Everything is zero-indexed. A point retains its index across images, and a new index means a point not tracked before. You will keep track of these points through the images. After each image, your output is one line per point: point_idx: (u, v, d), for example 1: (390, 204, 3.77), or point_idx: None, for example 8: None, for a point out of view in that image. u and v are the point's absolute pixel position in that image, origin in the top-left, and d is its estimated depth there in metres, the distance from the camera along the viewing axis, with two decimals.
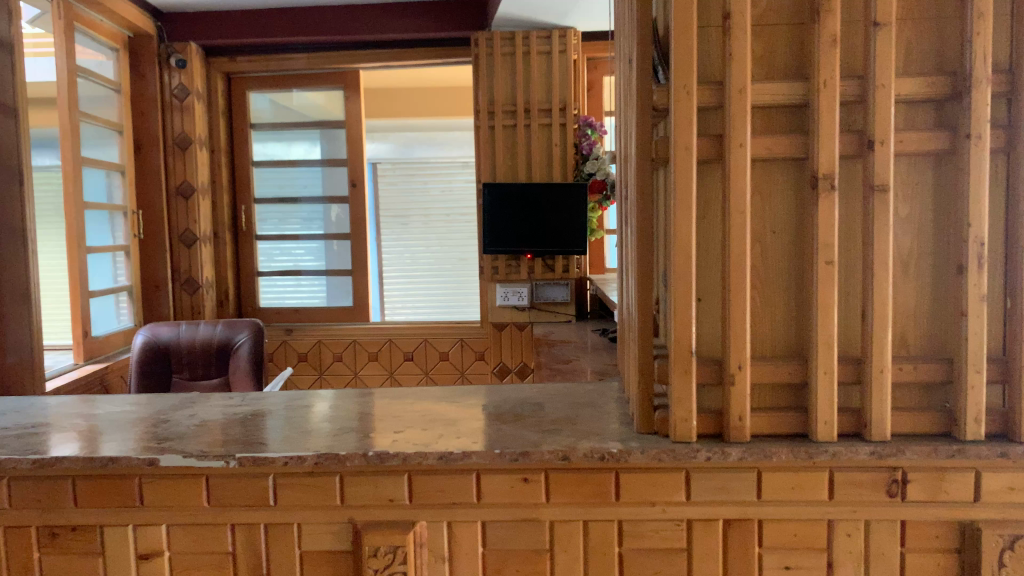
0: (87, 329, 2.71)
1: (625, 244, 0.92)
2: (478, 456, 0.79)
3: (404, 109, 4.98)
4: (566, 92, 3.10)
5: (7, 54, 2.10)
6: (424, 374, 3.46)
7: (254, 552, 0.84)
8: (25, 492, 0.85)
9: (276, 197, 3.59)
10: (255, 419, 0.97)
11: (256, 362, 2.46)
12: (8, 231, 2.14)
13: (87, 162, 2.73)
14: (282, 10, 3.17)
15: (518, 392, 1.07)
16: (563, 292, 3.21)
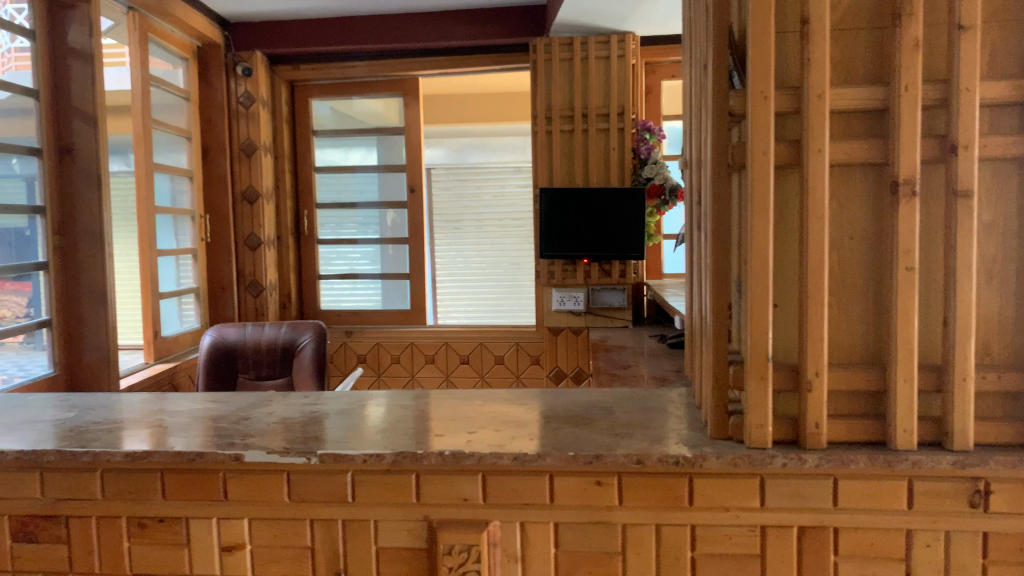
0: (157, 329, 2.80)
1: (698, 250, 0.93)
2: (552, 458, 0.80)
3: (459, 115, 5.01)
4: (625, 97, 3.10)
5: (89, 65, 2.21)
6: (479, 377, 3.48)
7: (332, 547, 0.87)
8: (117, 484, 0.88)
9: (336, 201, 3.66)
10: (329, 417, 1.00)
11: (319, 362, 2.52)
12: (90, 236, 2.24)
13: (159, 168, 2.84)
14: (345, 19, 3.24)
15: (586, 396, 1.08)
16: (620, 297, 3.17)
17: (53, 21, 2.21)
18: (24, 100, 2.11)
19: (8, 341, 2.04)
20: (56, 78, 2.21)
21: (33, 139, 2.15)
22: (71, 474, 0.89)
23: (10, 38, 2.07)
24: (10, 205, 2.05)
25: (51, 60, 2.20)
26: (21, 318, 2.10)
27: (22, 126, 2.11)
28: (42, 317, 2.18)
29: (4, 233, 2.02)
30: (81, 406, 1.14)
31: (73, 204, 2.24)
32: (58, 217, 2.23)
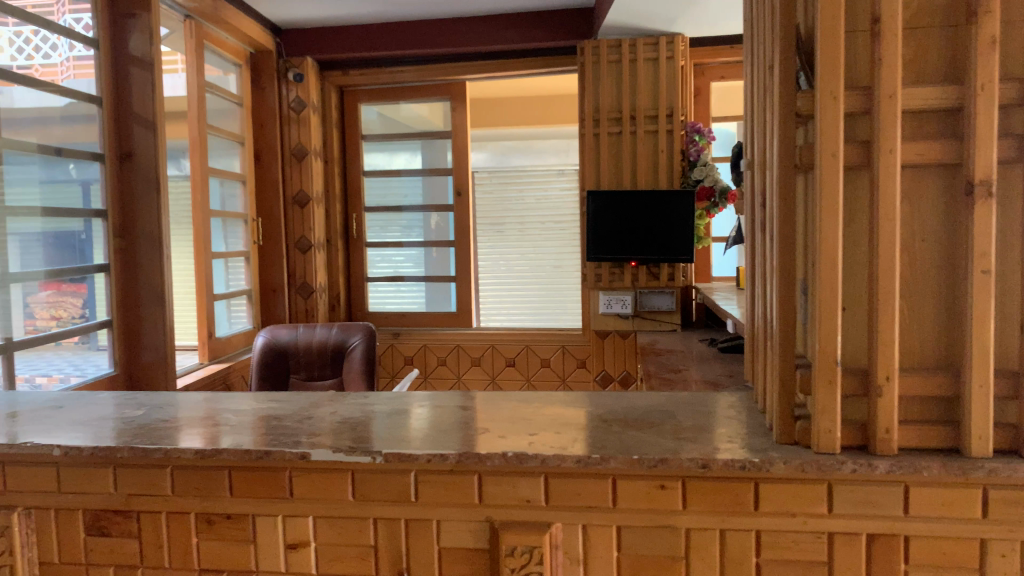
0: (211, 330, 2.86)
1: (762, 252, 0.92)
2: (616, 462, 0.80)
3: (502, 119, 5.04)
4: (674, 98, 3.08)
5: (149, 72, 2.27)
6: (525, 380, 3.49)
7: (396, 546, 0.88)
8: (186, 480, 0.91)
9: (382, 205, 3.70)
10: (390, 418, 1.02)
11: (368, 363, 2.54)
12: (149, 238, 2.29)
13: (214, 172, 2.90)
14: (394, 24, 3.27)
15: (644, 399, 1.07)
16: (668, 300, 3.14)
17: (116, 30, 2.28)
18: (83, 106, 2.17)
19: (66, 341, 2.09)
20: (117, 85, 2.28)
21: (96, 145, 2.22)
22: (142, 469, 0.91)
23: (69, 46, 2.12)
24: (67, 209, 2.09)
25: (113, 68, 2.27)
26: (76, 320, 2.13)
27: (85, 131, 2.18)
28: (98, 318, 2.22)
29: (61, 237, 2.06)
30: (147, 404, 1.17)
31: (133, 207, 2.30)
32: (120, 220, 2.29)
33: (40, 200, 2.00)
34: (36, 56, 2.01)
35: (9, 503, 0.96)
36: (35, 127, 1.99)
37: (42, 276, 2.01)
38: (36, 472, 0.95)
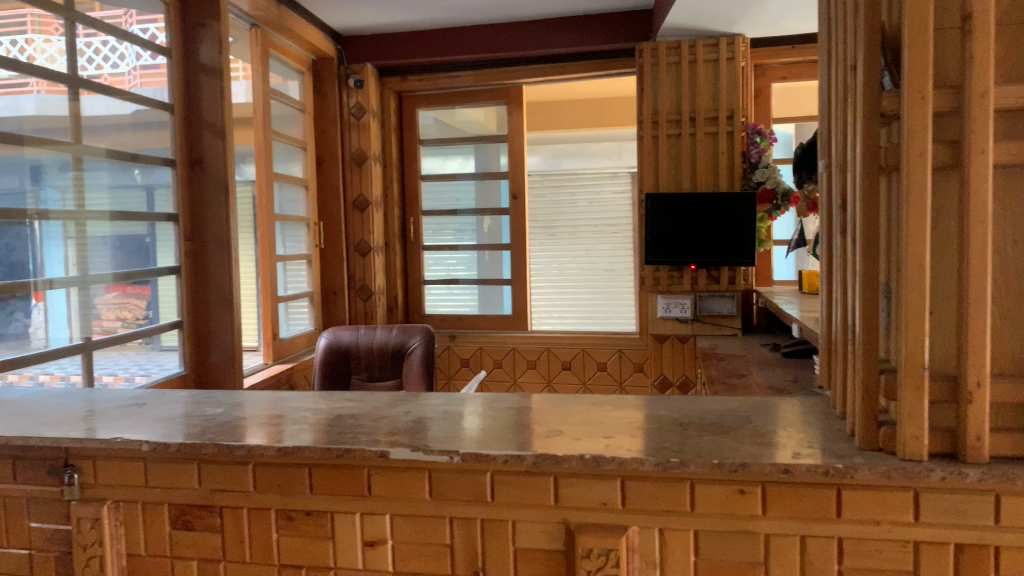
0: (276, 331, 2.93)
1: (842, 254, 0.91)
2: (696, 466, 0.80)
3: (556, 123, 5.04)
4: (734, 99, 3.05)
5: (218, 80, 2.34)
6: (582, 384, 3.48)
7: (472, 545, 0.89)
8: (269, 476, 0.93)
9: (437, 209, 3.74)
10: (461, 419, 1.03)
11: (427, 365, 2.57)
12: (218, 241, 2.35)
13: (278, 178, 2.97)
14: (452, 30, 3.31)
15: (715, 405, 1.06)
16: (729, 304, 3.12)
17: (187, 39, 2.35)
18: (151, 113, 2.22)
19: (129, 342, 2.13)
20: (188, 93, 2.35)
21: (168, 151, 2.29)
22: (226, 466, 0.94)
23: (136, 56, 2.18)
24: (132, 213, 2.13)
25: (185, 76, 2.35)
26: (142, 322, 2.17)
27: (157, 138, 2.25)
28: (162, 321, 2.25)
29: (126, 240, 2.11)
30: (225, 403, 1.20)
31: (204, 211, 2.36)
32: (190, 224, 2.36)
33: (109, 204, 2.06)
34: (105, 65, 2.07)
35: (97, 496, 1.00)
36: (104, 134, 2.05)
37: (108, 279, 2.05)
38: (124, 466, 0.98)
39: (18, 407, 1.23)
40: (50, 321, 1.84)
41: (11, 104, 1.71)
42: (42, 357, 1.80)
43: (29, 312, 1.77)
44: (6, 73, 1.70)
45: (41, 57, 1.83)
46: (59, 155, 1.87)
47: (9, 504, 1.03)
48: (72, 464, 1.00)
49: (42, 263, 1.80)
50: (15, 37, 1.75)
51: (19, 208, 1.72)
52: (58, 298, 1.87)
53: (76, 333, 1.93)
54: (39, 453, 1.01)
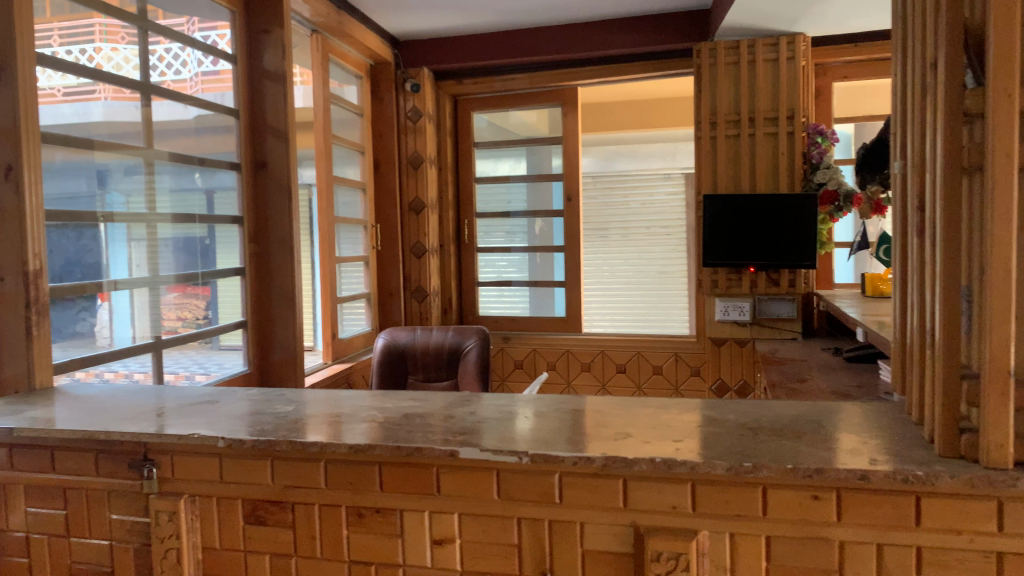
0: (335, 332, 2.98)
1: (919, 256, 0.89)
2: (769, 470, 0.79)
3: (610, 124, 5.01)
4: (795, 99, 3.00)
5: (281, 85, 2.40)
6: (637, 387, 3.46)
7: (539, 546, 0.89)
8: (340, 473, 0.95)
9: (491, 210, 3.76)
10: (527, 419, 1.04)
11: (483, 366, 2.58)
12: (281, 243, 2.41)
13: (337, 181, 3.03)
14: (508, 33, 3.32)
15: (783, 409, 1.05)
16: (789, 308, 3.06)
17: (252, 45, 2.41)
18: (213, 118, 2.27)
19: (190, 342, 2.15)
20: (253, 98, 2.42)
21: (234, 155, 2.35)
22: (298, 463, 0.96)
23: (197, 62, 2.23)
24: (192, 215, 2.17)
25: (250, 82, 2.41)
26: (202, 322, 2.20)
27: (222, 142, 2.31)
28: (220, 322, 2.28)
29: (188, 242, 2.15)
30: (295, 401, 1.23)
31: (268, 214, 2.42)
32: (254, 226, 2.42)
33: (171, 207, 2.09)
34: (168, 72, 2.12)
35: (174, 490, 1.03)
36: (168, 139, 2.10)
37: (170, 279, 2.09)
38: (200, 461, 1.02)
39: (93, 403, 1.27)
40: (114, 320, 1.86)
41: (80, 110, 1.75)
42: (108, 356, 1.83)
43: (95, 311, 1.78)
44: (75, 80, 1.74)
45: (108, 64, 1.87)
46: (123, 159, 1.91)
47: (90, 496, 1.07)
48: (151, 459, 1.03)
49: (107, 264, 1.83)
50: (84, 46, 1.78)
51: (89, 212, 1.75)
52: (122, 300, 1.89)
53: (139, 332, 1.96)
54: (119, 447, 1.05)
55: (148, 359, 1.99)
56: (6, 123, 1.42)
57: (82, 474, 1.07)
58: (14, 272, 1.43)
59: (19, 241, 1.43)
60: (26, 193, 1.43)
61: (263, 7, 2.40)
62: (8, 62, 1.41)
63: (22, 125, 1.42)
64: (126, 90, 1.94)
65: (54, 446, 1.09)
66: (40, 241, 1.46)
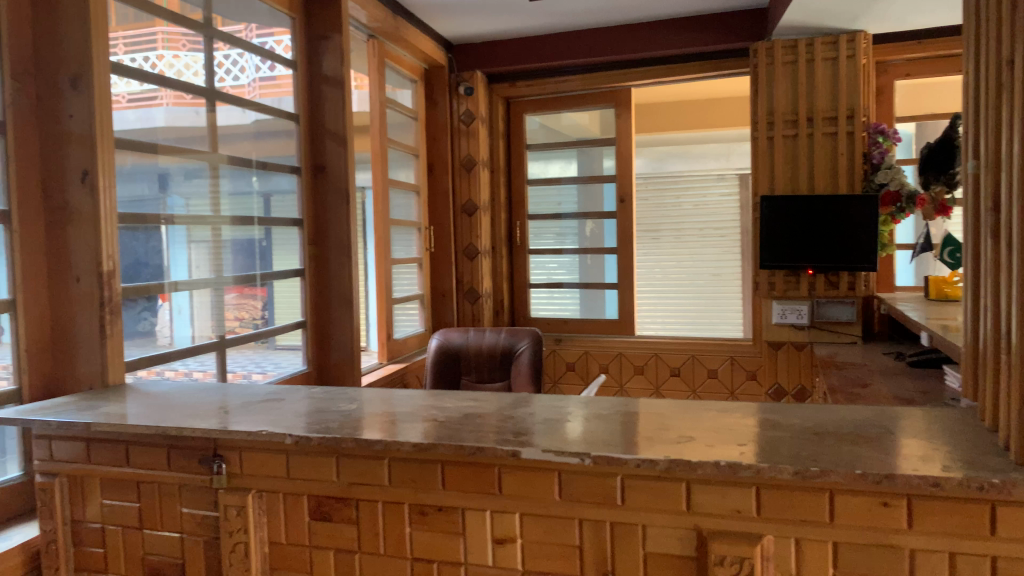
0: (390, 332, 3.02)
1: (994, 257, 0.86)
2: (838, 476, 0.78)
3: (662, 124, 4.97)
4: (855, 98, 2.94)
5: (340, 90, 2.46)
6: (691, 391, 3.43)
7: (601, 548, 0.89)
8: (403, 472, 0.97)
9: (542, 212, 3.76)
10: (586, 421, 1.04)
11: (536, 368, 2.58)
12: (339, 245, 2.47)
13: (393, 184, 3.07)
14: (562, 35, 3.33)
15: (847, 413, 1.03)
16: (848, 312, 3.01)
17: (312, 52, 2.48)
18: (273, 123, 2.33)
19: (245, 342, 2.17)
20: (313, 103, 2.48)
21: (294, 159, 2.42)
22: (363, 460, 0.98)
23: (255, 67, 2.26)
24: (250, 217, 2.21)
25: (309, 87, 2.48)
26: (259, 322, 2.24)
27: (282, 146, 2.37)
28: (277, 323, 2.32)
29: (244, 244, 2.17)
30: (357, 400, 1.26)
31: (327, 216, 2.49)
32: (313, 228, 2.49)
33: (229, 210, 2.12)
34: (227, 78, 2.14)
35: (243, 485, 1.06)
36: (231, 144, 2.14)
37: (230, 280, 2.12)
38: (267, 458, 1.04)
39: (162, 400, 1.32)
40: (174, 320, 1.89)
41: (143, 116, 1.77)
42: (167, 356, 1.85)
43: (156, 311, 1.81)
44: (138, 87, 1.76)
45: (170, 72, 1.89)
46: (185, 163, 1.95)
47: (163, 489, 1.11)
48: (220, 455, 1.07)
49: (168, 265, 1.86)
50: (146, 54, 1.80)
51: (150, 215, 1.78)
52: (181, 300, 1.91)
53: (198, 332, 1.98)
54: (190, 443, 1.08)
55: (208, 359, 2.02)
56: (81, 129, 1.48)
57: (155, 469, 1.11)
58: (89, 272, 1.49)
59: (94, 244, 1.48)
60: (101, 196, 1.48)
61: (322, 14, 2.47)
62: (84, 70, 1.47)
63: (97, 131, 1.48)
64: (188, 96, 1.96)
65: (128, 441, 1.13)
66: (113, 243, 1.52)
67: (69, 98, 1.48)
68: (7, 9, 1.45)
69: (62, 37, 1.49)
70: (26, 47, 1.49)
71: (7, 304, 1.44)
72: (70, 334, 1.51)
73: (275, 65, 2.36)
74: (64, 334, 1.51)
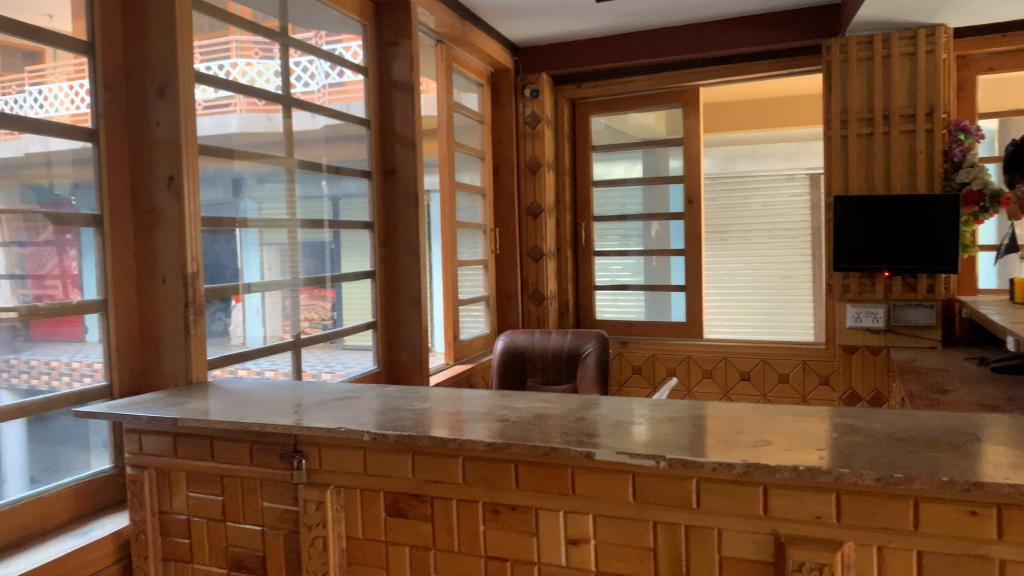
0: (456, 333, 3.05)
1: None
2: (924, 483, 0.76)
3: (731, 123, 4.90)
4: (935, 94, 2.84)
5: (409, 95, 2.51)
6: (761, 396, 3.37)
7: (675, 551, 0.89)
8: (477, 470, 0.98)
9: (608, 214, 3.75)
10: (657, 424, 1.04)
11: (602, 369, 2.57)
12: (408, 247, 2.52)
13: (459, 187, 3.11)
14: (628, 36, 3.31)
15: (929, 419, 1.00)
16: (928, 315, 2.92)
17: (382, 58, 2.54)
18: (343, 128, 2.38)
19: (314, 343, 2.22)
20: (383, 109, 2.54)
21: (365, 163, 2.48)
22: (438, 458, 1.00)
23: (325, 74, 2.31)
24: (320, 220, 2.26)
25: (380, 93, 2.54)
26: (327, 323, 2.28)
27: (354, 150, 2.43)
28: (345, 324, 2.37)
29: (314, 247, 2.22)
30: (430, 399, 1.28)
31: (396, 219, 2.54)
32: (383, 231, 2.55)
33: (301, 213, 2.17)
34: (298, 84, 2.19)
35: (321, 481, 1.09)
36: (305, 148, 2.20)
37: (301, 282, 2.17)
38: (346, 454, 1.07)
39: (242, 397, 1.37)
40: (246, 320, 1.93)
41: (218, 123, 1.82)
42: (241, 355, 1.90)
43: (229, 312, 1.86)
44: (214, 94, 1.82)
45: (244, 79, 1.94)
46: (258, 168, 2.00)
47: (245, 483, 1.15)
48: (300, 450, 1.10)
49: (242, 268, 1.91)
50: (221, 62, 1.85)
51: (225, 219, 1.83)
52: (254, 301, 1.96)
53: (270, 332, 2.03)
54: (271, 438, 1.12)
55: (279, 358, 2.07)
56: (168, 136, 1.54)
57: (237, 463, 1.15)
58: (174, 273, 1.55)
59: (179, 246, 1.54)
60: (186, 201, 1.54)
61: (393, 21, 2.52)
62: (171, 79, 1.53)
63: (183, 138, 1.54)
64: (260, 102, 2.01)
65: (213, 437, 1.17)
66: (197, 246, 1.58)
67: (157, 107, 1.55)
68: (100, 23, 1.52)
69: (149, 49, 1.56)
70: (117, 59, 1.56)
71: (98, 304, 1.50)
72: (156, 333, 1.57)
73: (344, 71, 2.41)
74: (150, 333, 1.58)
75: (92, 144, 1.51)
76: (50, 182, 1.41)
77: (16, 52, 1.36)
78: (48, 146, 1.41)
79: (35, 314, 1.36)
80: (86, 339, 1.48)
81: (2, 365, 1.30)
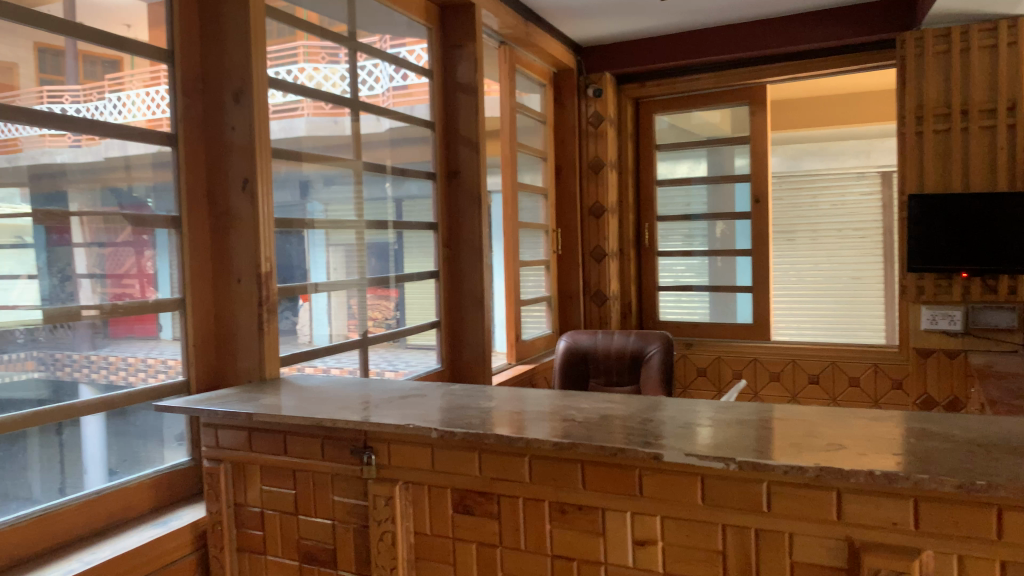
0: (518, 333, 3.06)
1: None
2: (1008, 491, 0.73)
3: (799, 121, 4.79)
4: (1016, 88, 2.73)
5: (473, 96, 2.54)
6: (831, 400, 3.29)
7: (746, 554, 0.88)
8: (544, 469, 0.99)
9: (672, 213, 3.71)
10: (726, 426, 1.03)
11: (666, 370, 2.54)
12: (472, 247, 2.54)
13: (522, 187, 3.12)
14: (693, 34, 3.27)
15: (1012, 425, 0.97)
16: (1008, 318, 2.81)
17: (447, 60, 2.57)
18: (408, 130, 2.42)
19: (376, 342, 2.25)
20: (447, 111, 2.57)
21: (430, 165, 2.52)
22: (504, 456, 1.01)
23: (389, 77, 2.34)
24: (385, 222, 2.29)
25: (445, 94, 2.57)
26: (391, 323, 2.32)
27: (419, 153, 2.47)
28: (409, 324, 2.40)
29: (378, 248, 2.25)
30: (496, 398, 1.29)
31: (459, 220, 2.57)
32: (447, 232, 2.58)
33: (366, 214, 2.21)
34: (364, 88, 2.23)
35: (390, 476, 1.11)
36: (371, 150, 2.24)
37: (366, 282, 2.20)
38: (414, 451, 1.09)
39: (312, 393, 1.40)
40: (313, 320, 1.98)
41: (287, 127, 1.87)
42: (307, 353, 1.95)
43: (297, 310, 1.91)
44: (282, 98, 1.86)
45: (311, 83, 1.99)
46: (325, 170, 2.04)
47: (316, 478, 1.18)
48: (370, 446, 1.12)
49: (310, 267, 1.95)
50: (289, 67, 1.90)
51: (293, 220, 1.88)
52: (321, 300, 2.01)
53: (335, 331, 2.07)
54: (342, 434, 1.15)
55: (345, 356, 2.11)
56: (243, 140, 1.59)
57: (308, 458, 1.18)
58: (249, 273, 1.60)
59: (253, 247, 1.59)
60: (259, 203, 1.58)
61: (457, 23, 2.55)
62: (246, 85, 1.58)
63: (257, 142, 1.59)
64: (327, 105, 2.06)
65: (286, 431, 1.20)
66: (270, 246, 1.62)
67: (232, 112, 1.60)
68: (180, 32, 1.58)
69: (226, 56, 1.61)
70: (195, 65, 1.62)
71: (177, 302, 1.56)
72: (230, 331, 1.63)
73: (408, 74, 2.44)
74: (225, 331, 1.63)
75: (172, 148, 1.57)
76: (129, 185, 1.47)
77: (97, 61, 1.42)
78: (127, 151, 1.47)
79: (114, 312, 1.42)
80: (160, 337, 1.53)
81: (82, 360, 1.36)
